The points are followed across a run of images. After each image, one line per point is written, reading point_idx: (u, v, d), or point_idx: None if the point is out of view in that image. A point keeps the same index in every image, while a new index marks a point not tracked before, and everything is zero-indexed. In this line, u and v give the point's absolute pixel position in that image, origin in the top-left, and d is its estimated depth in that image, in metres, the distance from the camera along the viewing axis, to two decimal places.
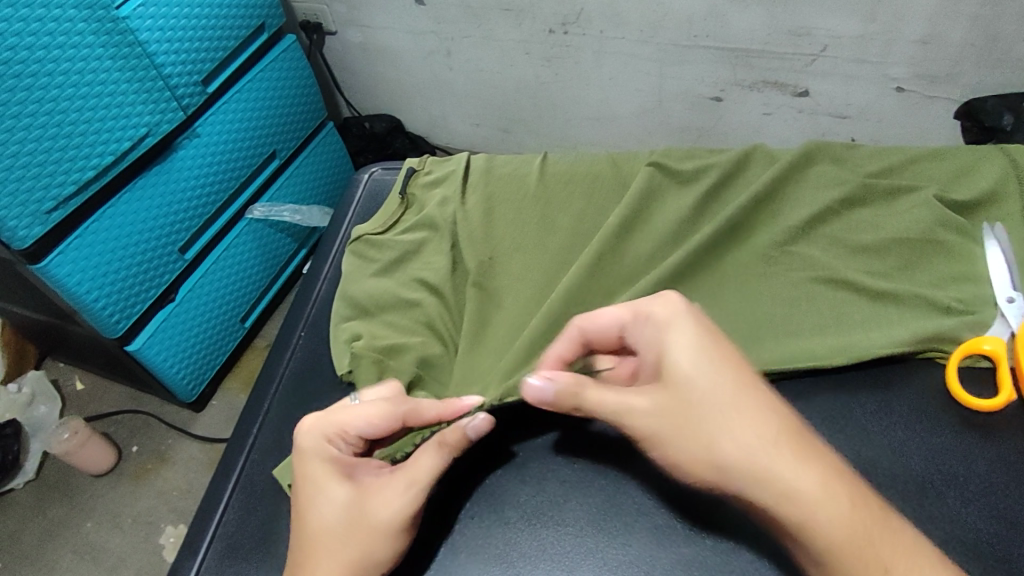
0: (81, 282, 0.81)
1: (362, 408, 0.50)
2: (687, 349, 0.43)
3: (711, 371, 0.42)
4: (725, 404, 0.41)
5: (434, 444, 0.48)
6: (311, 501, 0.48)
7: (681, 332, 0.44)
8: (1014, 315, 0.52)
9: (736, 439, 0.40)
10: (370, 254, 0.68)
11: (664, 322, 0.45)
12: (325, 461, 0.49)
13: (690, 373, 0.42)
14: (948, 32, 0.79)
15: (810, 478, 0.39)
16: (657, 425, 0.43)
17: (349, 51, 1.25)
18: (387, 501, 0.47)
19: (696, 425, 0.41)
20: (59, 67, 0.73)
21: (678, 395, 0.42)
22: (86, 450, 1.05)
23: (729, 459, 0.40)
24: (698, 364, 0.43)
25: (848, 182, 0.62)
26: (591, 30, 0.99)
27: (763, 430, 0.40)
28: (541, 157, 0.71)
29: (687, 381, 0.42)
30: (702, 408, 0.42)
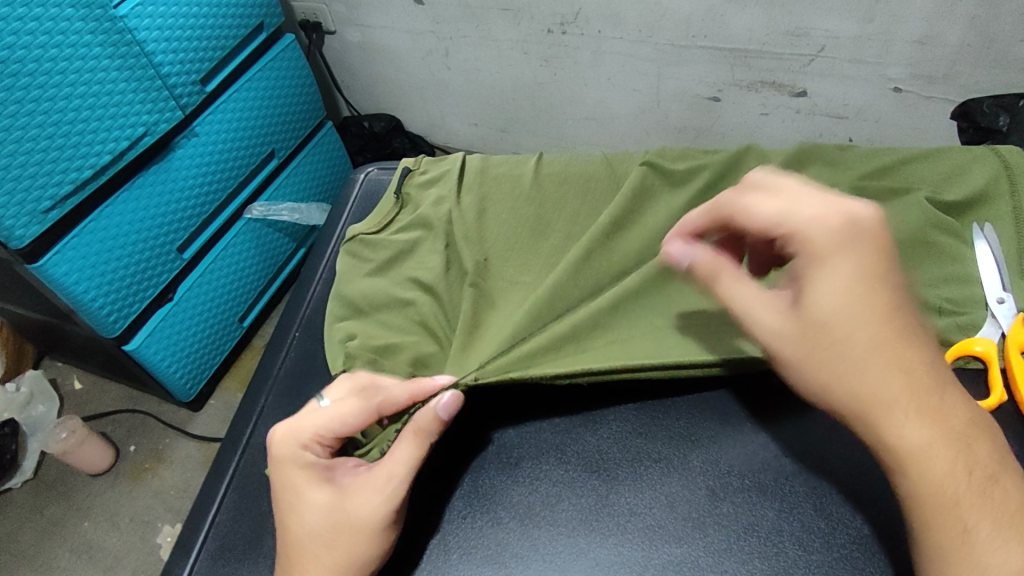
0: (78, 281, 0.81)
1: (334, 411, 0.50)
2: (835, 288, 0.41)
3: (860, 312, 0.40)
4: (866, 345, 0.40)
5: (408, 434, 0.48)
6: (292, 508, 0.49)
7: (834, 270, 0.41)
8: (1004, 316, 0.52)
9: (865, 379, 0.39)
10: (364, 254, 0.68)
11: (825, 252, 0.41)
12: (303, 468, 0.49)
13: (831, 312, 0.40)
14: (945, 33, 0.79)
15: (917, 432, 0.38)
16: (784, 346, 0.42)
17: (347, 50, 1.25)
18: (367, 500, 0.47)
19: (826, 358, 0.40)
20: (57, 66, 0.73)
21: (810, 333, 0.41)
22: (83, 449, 1.05)
23: (847, 403, 0.40)
24: (850, 300, 0.40)
25: (841, 184, 0.62)
26: (589, 30, 0.99)
27: (900, 380, 0.39)
28: (536, 157, 0.71)
29: (825, 320, 0.41)
30: (842, 345, 0.40)
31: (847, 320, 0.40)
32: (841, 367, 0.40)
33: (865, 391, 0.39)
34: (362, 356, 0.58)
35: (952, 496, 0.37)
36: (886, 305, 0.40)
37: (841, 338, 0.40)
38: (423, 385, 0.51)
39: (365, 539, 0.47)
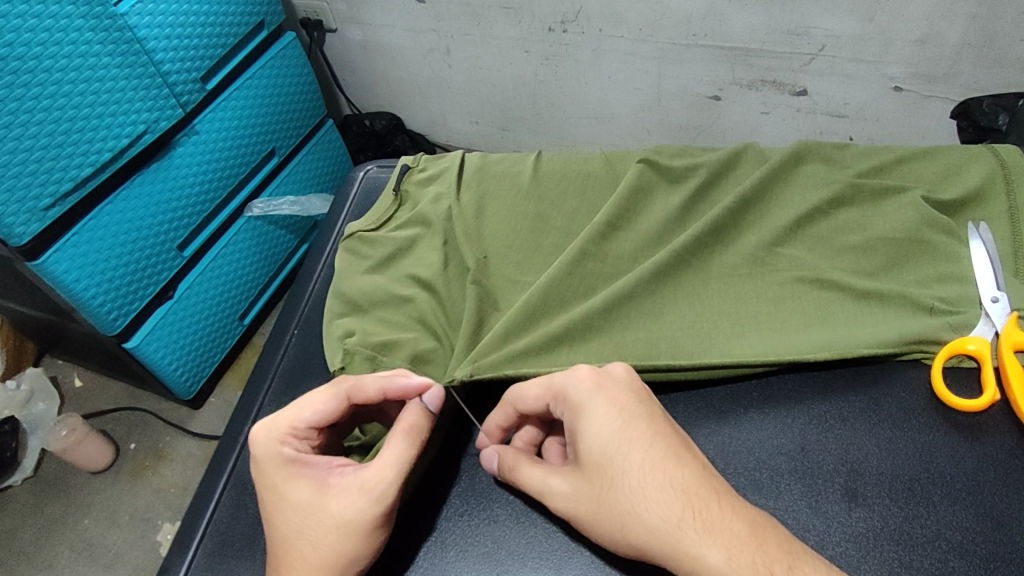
0: (79, 278, 0.81)
1: (306, 400, 0.50)
2: (598, 433, 0.44)
3: (617, 456, 0.43)
4: (634, 487, 0.42)
5: (398, 435, 0.48)
6: (275, 506, 0.48)
7: (591, 417, 0.44)
8: (999, 315, 0.52)
9: (643, 520, 0.41)
10: (363, 250, 0.68)
11: (577, 407, 0.45)
12: (280, 462, 0.48)
13: (603, 453, 0.43)
14: (946, 32, 0.79)
15: (717, 549, 0.38)
16: (580, 507, 0.44)
17: (348, 48, 1.25)
18: (353, 501, 0.46)
19: (610, 502, 0.42)
20: (57, 64, 0.73)
21: (595, 481, 0.43)
22: (84, 447, 1.05)
23: (648, 541, 0.41)
24: (614, 435, 0.43)
25: (837, 182, 0.62)
26: (590, 29, 0.99)
27: (678, 499, 0.41)
28: (536, 155, 0.71)
29: (600, 462, 0.43)
30: (612, 497, 0.42)
31: (616, 455, 0.43)
32: (623, 507, 0.42)
33: (643, 533, 0.41)
34: (362, 352, 0.57)
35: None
36: (645, 431, 0.43)
37: (616, 478, 0.42)
38: (396, 381, 0.50)
39: (356, 538, 0.46)
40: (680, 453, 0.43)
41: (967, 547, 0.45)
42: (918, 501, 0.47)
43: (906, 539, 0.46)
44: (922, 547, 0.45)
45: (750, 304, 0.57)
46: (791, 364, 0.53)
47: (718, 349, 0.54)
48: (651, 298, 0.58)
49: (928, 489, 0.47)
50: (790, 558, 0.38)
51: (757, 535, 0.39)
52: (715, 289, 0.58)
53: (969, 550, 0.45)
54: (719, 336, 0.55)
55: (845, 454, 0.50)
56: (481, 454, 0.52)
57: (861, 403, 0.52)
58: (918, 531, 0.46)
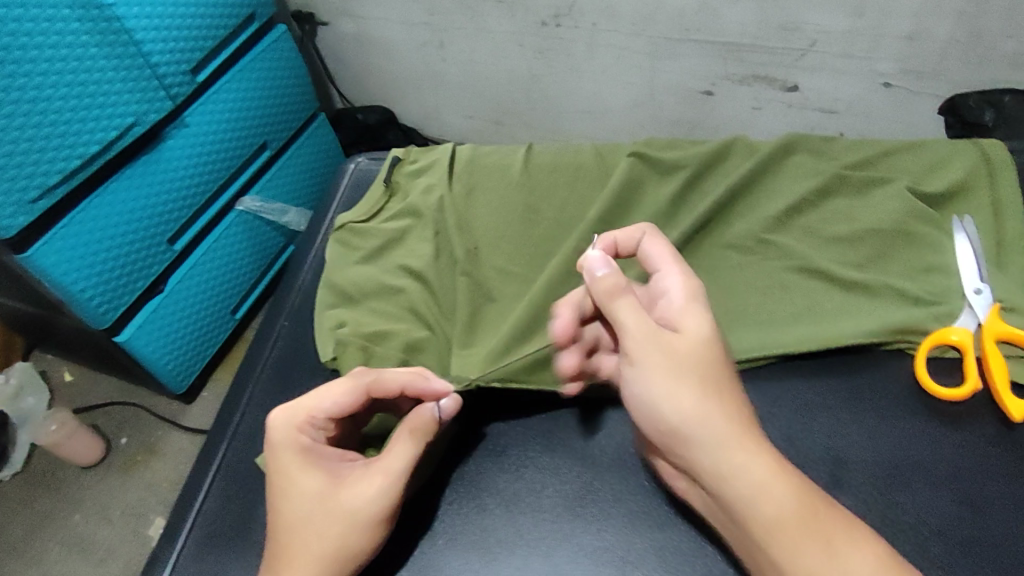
0: (67, 271, 0.81)
1: (327, 389, 0.49)
2: (703, 322, 0.46)
3: (712, 352, 0.45)
4: (714, 378, 0.44)
5: (405, 433, 0.48)
6: (282, 493, 0.48)
7: (700, 308, 0.47)
8: (981, 306, 0.53)
9: (712, 406, 0.43)
10: (354, 242, 0.68)
11: (691, 293, 0.48)
12: (294, 453, 0.48)
13: (705, 343, 0.45)
14: (935, 29, 0.80)
15: (763, 463, 0.42)
16: (660, 360, 0.44)
17: (341, 41, 1.24)
18: (362, 492, 0.47)
19: (694, 380, 0.44)
20: (45, 55, 0.72)
21: (686, 352, 0.45)
22: (73, 442, 1.05)
23: (709, 425, 0.42)
24: (717, 339, 0.46)
25: (823, 173, 0.62)
26: (583, 23, 0.99)
27: (745, 414, 0.44)
28: (526, 147, 0.71)
29: (700, 347, 0.45)
30: (697, 367, 0.44)
31: (710, 349, 0.45)
32: (700, 391, 0.43)
33: (714, 421, 0.42)
34: (354, 343, 0.58)
35: None
36: (730, 356, 0.47)
37: (700, 365, 0.44)
38: (418, 380, 0.51)
39: (360, 531, 0.47)
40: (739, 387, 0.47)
41: (947, 532, 0.46)
42: (900, 487, 0.48)
43: (889, 525, 0.46)
44: (903, 533, 0.46)
45: (738, 295, 0.57)
46: (779, 358, 0.54)
47: None
48: None
49: (910, 476, 0.48)
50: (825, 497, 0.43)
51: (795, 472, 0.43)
52: (704, 283, 0.59)
53: (950, 536, 0.46)
54: None
55: (830, 443, 0.50)
56: (589, 256, 0.47)
57: (847, 393, 0.52)
58: (900, 516, 0.47)
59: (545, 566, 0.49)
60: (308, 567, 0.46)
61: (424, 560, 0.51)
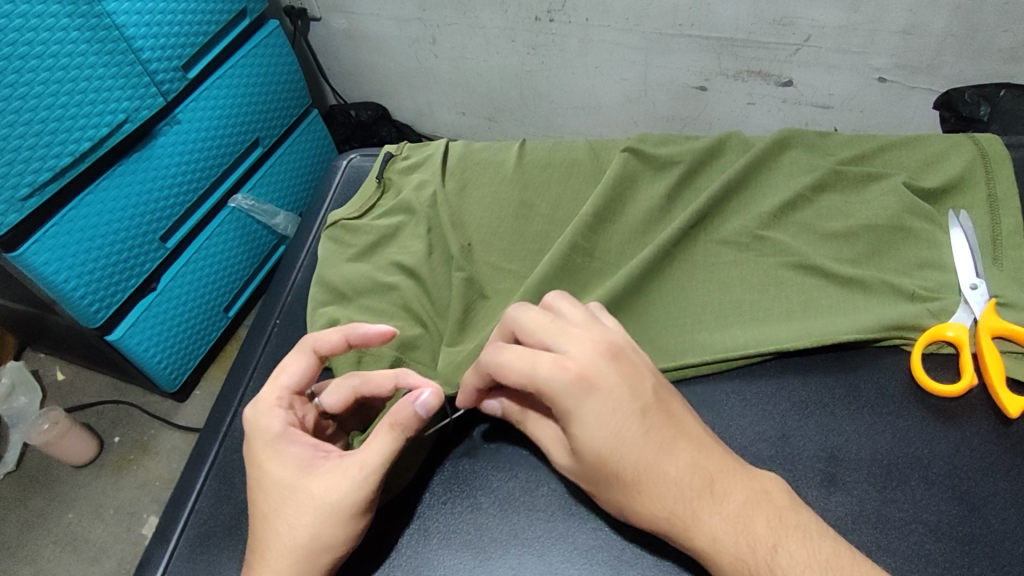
0: (58, 270, 0.80)
1: (279, 368, 0.52)
2: (595, 437, 0.42)
3: (620, 452, 0.42)
4: (632, 483, 0.43)
5: (385, 426, 0.46)
6: (259, 483, 0.48)
7: (582, 423, 0.42)
8: (977, 301, 0.52)
9: (645, 508, 0.43)
10: (346, 239, 0.68)
11: (565, 412, 0.43)
12: (268, 443, 0.49)
13: (601, 449, 0.42)
14: (929, 23, 0.80)
15: (705, 533, 0.41)
16: (586, 483, 0.46)
17: (334, 37, 1.23)
18: (335, 485, 0.46)
19: (613, 488, 0.43)
20: (34, 51, 0.71)
21: (597, 471, 0.44)
22: (66, 440, 1.04)
23: (646, 521, 0.43)
24: (608, 436, 0.42)
25: (819, 168, 0.61)
26: (576, 18, 0.99)
27: (672, 494, 0.42)
28: (519, 143, 0.70)
29: (599, 456, 0.43)
30: (613, 482, 0.43)
31: (613, 456, 0.42)
32: (626, 500, 0.43)
33: (649, 519, 0.43)
34: None
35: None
36: (639, 428, 0.42)
37: (613, 477, 0.43)
38: (354, 328, 0.52)
39: (334, 523, 0.46)
40: (683, 434, 0.44)
41: (943, 530, 0.45)
42: (895, 485, 0.47)
43: (884, 522, 0.46)
44: (899, 530, 0.46)
45: (732, 292, 0.57)
46: (773, 356, 0.53)
47: (702, 346, 0.54)
48: (638, 293, 0.58)
49: (905, 473, 0.48)
50: (776, 536, 0.40)
51: (751, 509, 0.41)
52: (698, 280, 0.58)
53: (945, 533, 0.45)
54: (701, 330, 0.55)
55: (825, 441, 0.50)
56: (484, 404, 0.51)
57: (841, 389, 0.52)
58: (895, 514, 0.46)
59: (538, 565, 0.49)
60: (280, 560, 0.45)
61: (416, 560, 0.50)
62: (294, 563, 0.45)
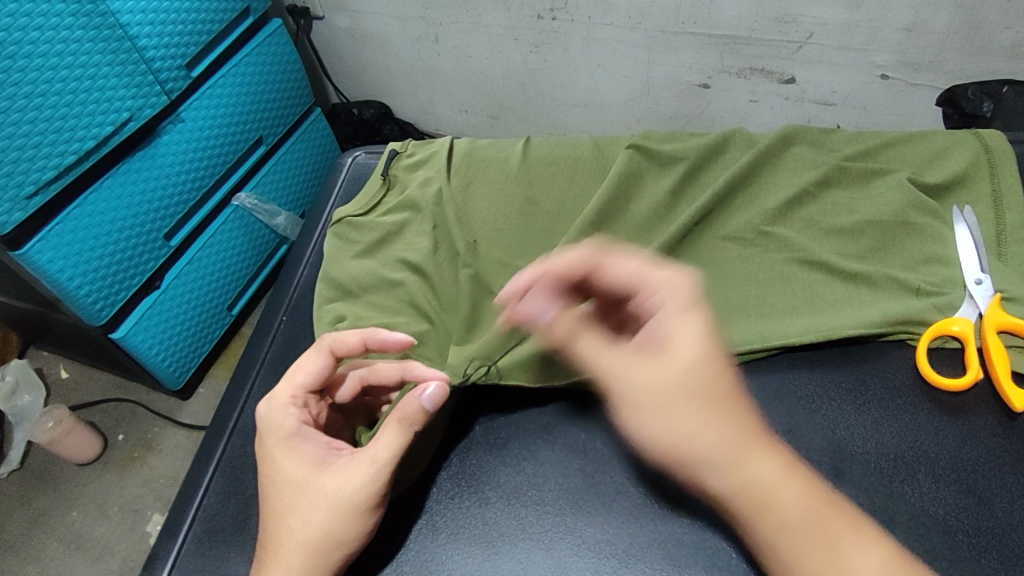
0: (63, 268, 0.81)
1: (294, 366, 0.52)
2: (699, 340, 0.40)
3: (714, 361, 0.40)
4: (715, 398, 0.39)
5: (394, 420, 0.47)
6: (270, 480, 0.49)
7: (692, 321, 0.41)
8: (982, 296, 0.52)
9: (717, 430, 0.38)
10: (352, 236, 0.68)
11: (680, 308, 0.41)
12: (280, 440, 0.49)
13: (696, 358, 0.40)
14: (932, 20, 0.80)
15: (772, 468, 0.38)
16: (647, 396, 0.40)
17: (337, 35, 1.24)
18: (347, 480, 0.47)
19: (690, 405, 0.39)
20: (39, 49, 0.72)
21: (681, 377, 0.39)
22: (70, 438, 1.05)
23: (710, 447, 0.38)
24: (710, 345, 0.40)
25: (823, 164, 0.62)
26: (579, 17, 0.99)
27: (746, 421, 0.39)
28: (524, 140, 0.70)
29: (690, 366, 0.39)
30: (695, 390, 0.39)
31: (710, 364, 0.40)
32: (699, 416, 0.39)
33: (719, 445, 0.38)
34: None
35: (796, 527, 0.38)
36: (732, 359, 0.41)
37: (699, 386, 0.39)
38: (375, 333, 0.53)
39: (346, 519, 0.46)
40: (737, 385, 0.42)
41: (950, 523, 0.46)
42: (901, 478, 0.48)
43: (891, 515, 0.46)
44: (907, 523, 0.46)
45: (738, 287, 0.57)
46: (780, 350, 0.53)
47: None
48: None
49: (911, 467, 0.48)
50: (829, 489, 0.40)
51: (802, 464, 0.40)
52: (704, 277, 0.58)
53: (952, 526, 0.46)
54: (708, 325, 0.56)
55: (831, 436, 0.50)
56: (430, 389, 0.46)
57: (847, 384, 0.52)
58: (902, 508, 0.47)
59: (546, 560, 0.49)
60: (293, 556, 0.46)
61: (425, 555, 0.50)
62: (307, 559, 0.46)
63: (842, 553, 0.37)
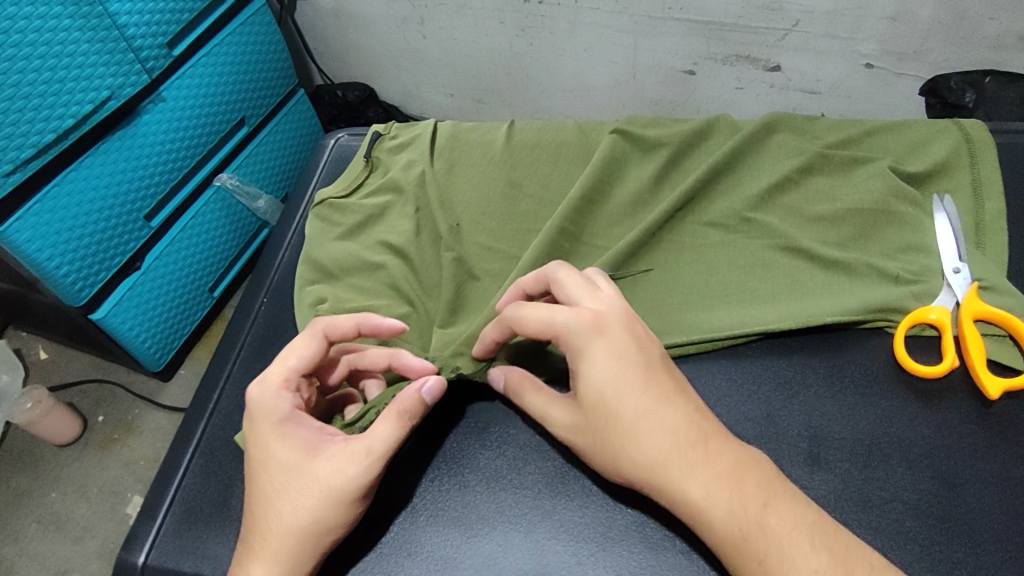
0: (41, 249, 0.79)
1: (285, 349, 0.51)
2: (602, 375, 0.45)
3: (621, 383, 0.45)
4: (627, 427, 0.44)
5: (391, 414, 0.48)
6: (259, 464, 0.48)
7: (590, 359, 0.45)
8: (960, 285, 0.53)
9: (641, 451, 0.43)
10: (333, 217, 0.67)
11: (575, 352, 0.46)
12: (272, 424, 0.48)
13: (602, 392, 0.45)
14: (917, 10, 0.80)
15: (696, 485, 0.41)
16: (578, 438, 0.47)
17: (320, 16, 1.22)
18: (340, 469, 0.46)
19: (605, 440, 0.45)
20: (17, 25, 0.70)
21: (592, 415, 0.45)
22: (49, 420, 1.04)
23: (637, 472, 0.43)
24: (611, 380, 0.45)
25: (805, 152, 0.62)
26: (566, 0, 0.98)
27: (667, 438, 0.43)
28: (508, 123, 0.70)
29: (598, 401, 0.45)
30: (610, 425, 0.44)
31: (612, 396, 0.44)
32: (622, 446, 0.44)
33: (651, 463, 0.43)
34: None
35: (738, 532, 0.40)
36: (640, 377, 0.45)
37: (609, 418, 0.44)
38: (367, 319, 0.53)
39: (334, 506, 0.46)
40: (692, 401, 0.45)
41: (922, 509, 0.46)
42: (875, 464, 0.48)
43: (865, 501, 0.47)
44: (880, 508, 0.47)
45: (720, 273, 0.57)
46: (760, 336, 0.54)
47: (691, 326, 0.54)
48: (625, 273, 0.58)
49: (885, 453, 0.49)
50: (766, 495, 0.41)
51: (739, 472, 0.42)
52: (686, 262, 0.58)
53: (924, 512, 0.46)
54: (689, 310, 0.56)
55: (807, 421, 0.51)
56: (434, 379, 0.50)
57: (825, 370, 0.53)
58: (875, 493, 0.47)
59: (525, 542, 0.50)
60: (282, 541, 0.46)
61: (405, 537, 0.51)
62: (296, 543, 0.46)
63: (773, 563, 0.39)
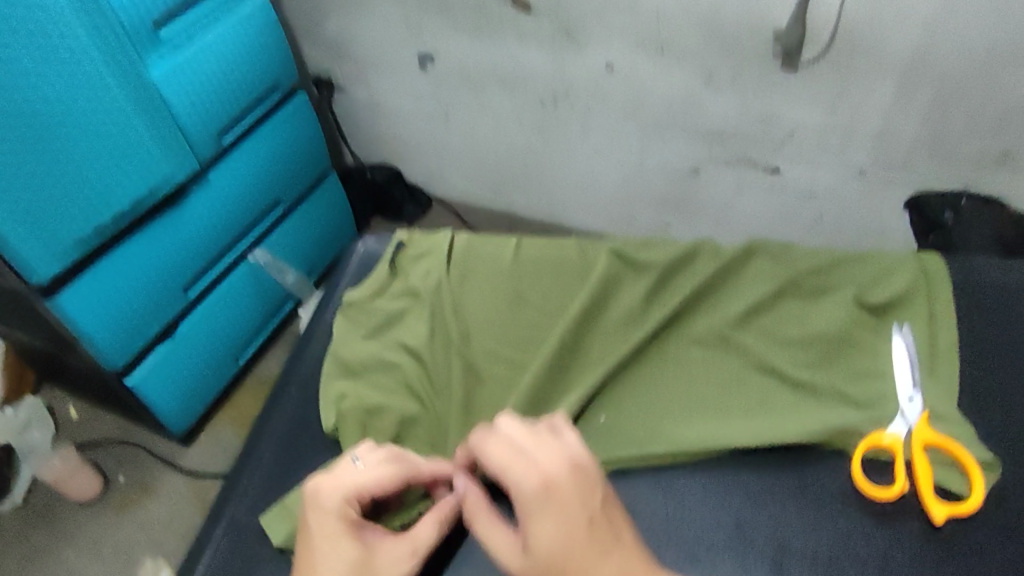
0: (89, 316, 0.88)
1: (371, 473, 0.54)
2: (548, 535, 0.47)
3: (568, 542, 0.47)
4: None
5: (432, 517, 0.55)
6: (323, 557, 0.51)
7: (538, 519, 0.47)
8: (912, 412, 0.57)
9: None
10: (358, 318, 0.74)
11: (526, 509, 0.48)
12: (342, 525, 0.52)
13: (549, 551, 0.46)
14: (901, 128, 0.88)
15: None
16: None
17: (356, 106, 1.32)
18: (397, 565, 0.52)
19: None
20: (84, 121, 0.80)
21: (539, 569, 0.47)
22: (74, 478, 1.09)
23: None
24: (558, 541, 0.47)
25: (778, 278, 0.67)
26: (579, 106, 1.07)
27: None
28: (516, 240, 0.76)
29: (545, 557, 0.47)
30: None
31: (561, 555, 0.46)
32: None
33: None
34: (354, 417, 0.65)
35: None
36: (585, 536, 0.47)
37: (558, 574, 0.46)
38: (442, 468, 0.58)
39: None
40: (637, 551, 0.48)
41: None
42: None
43: None
44: None
45: (699, 391, 0.63)
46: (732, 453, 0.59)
47: (669, 437, 0.59)
48: (612, 385, 0.65)
49: (840, 564, 0.53)
50: None
51: None
52: (668, 379, 0.64)
53: None
54: (668, 422, 0.61)
55: (772, 533, 0.55)
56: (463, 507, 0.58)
57: (790, 486, 0.57)
58: None
59: None
60: None
61: None
62: None
63: None
